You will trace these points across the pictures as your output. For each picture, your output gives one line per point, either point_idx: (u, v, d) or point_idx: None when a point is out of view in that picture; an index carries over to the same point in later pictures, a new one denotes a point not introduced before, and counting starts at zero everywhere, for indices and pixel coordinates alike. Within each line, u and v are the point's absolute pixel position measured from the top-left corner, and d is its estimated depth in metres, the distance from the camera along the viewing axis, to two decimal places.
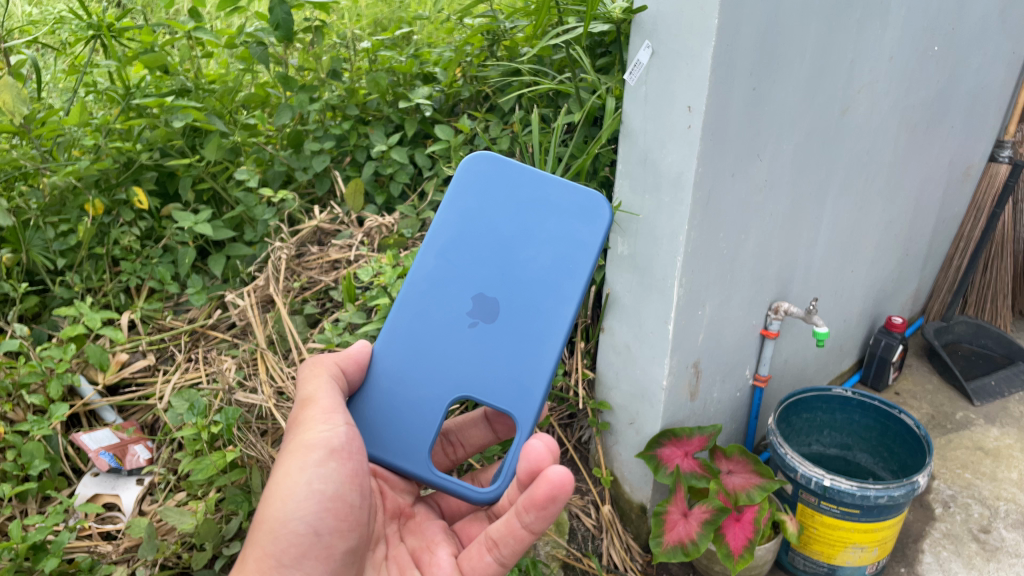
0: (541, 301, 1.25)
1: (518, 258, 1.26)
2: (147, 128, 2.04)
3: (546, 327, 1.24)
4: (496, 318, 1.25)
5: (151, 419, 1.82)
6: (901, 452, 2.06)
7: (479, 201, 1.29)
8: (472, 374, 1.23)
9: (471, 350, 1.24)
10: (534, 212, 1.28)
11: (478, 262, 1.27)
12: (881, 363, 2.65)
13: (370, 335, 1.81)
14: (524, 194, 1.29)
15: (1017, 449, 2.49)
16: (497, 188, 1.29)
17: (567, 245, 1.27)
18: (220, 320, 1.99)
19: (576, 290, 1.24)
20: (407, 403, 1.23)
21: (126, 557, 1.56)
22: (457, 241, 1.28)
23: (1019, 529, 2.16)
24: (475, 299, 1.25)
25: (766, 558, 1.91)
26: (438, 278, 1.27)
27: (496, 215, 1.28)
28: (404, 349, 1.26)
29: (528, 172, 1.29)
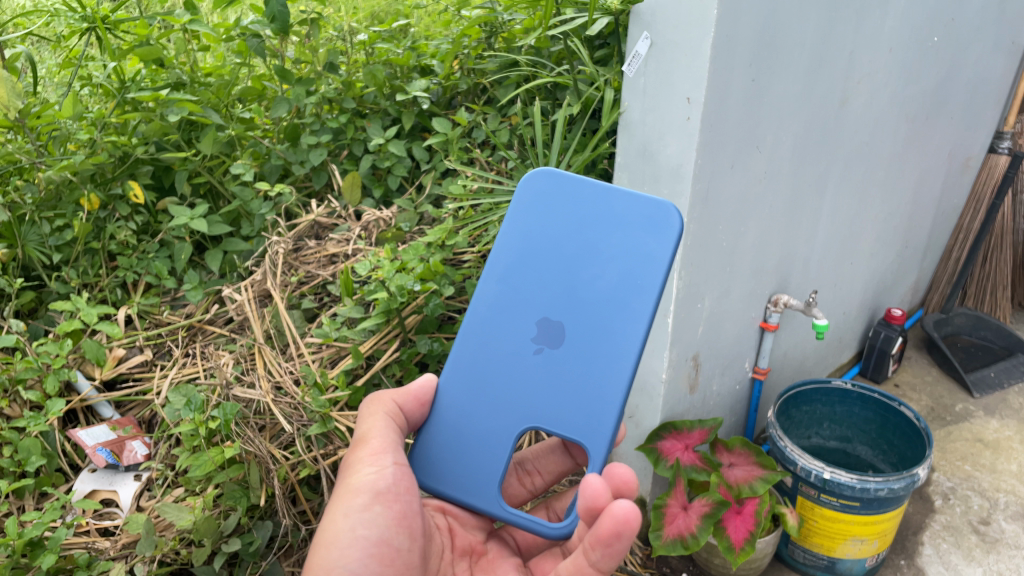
0: (610, 321, 1.16)
1: (582, 276, 1.18)
2: (143, 121, 2.03)
3: (617, 350, 1.15)
4: (563, 343, 1.17)
5: (149, 414, 1.80)
6: (901, 445, 2.06)
7: (539, 218, 1.22)
8: (540, 404, 1.16)
9: (538, 377, 1.17)
10: (598, 226, 1.19)
11: (541, 283, 1.20)
12: (881, 356, 2.64)
13: (368, 330, 1.80)
14: (586, 207, 1.20)
15: (1017, 441, 2.48)
16: (558, 202, 1.21)
17: (635, 260, 1.16)
18: (217, 315, 1.96)
19: (648, 307, 1.14)
20: (472, 435, 1.18)
21: (124, 553, 1.55)
22: (519, 264, 1.21)
23: (1019, 521, 2.16)
24: (540, 323, 1.18)
25: (767, 551, 1.91)
26: (502, 303, 1.21)
27: (558, 233, 1.20)
28: (469, 379, 1.20)
29: (588, 183, 1.20)
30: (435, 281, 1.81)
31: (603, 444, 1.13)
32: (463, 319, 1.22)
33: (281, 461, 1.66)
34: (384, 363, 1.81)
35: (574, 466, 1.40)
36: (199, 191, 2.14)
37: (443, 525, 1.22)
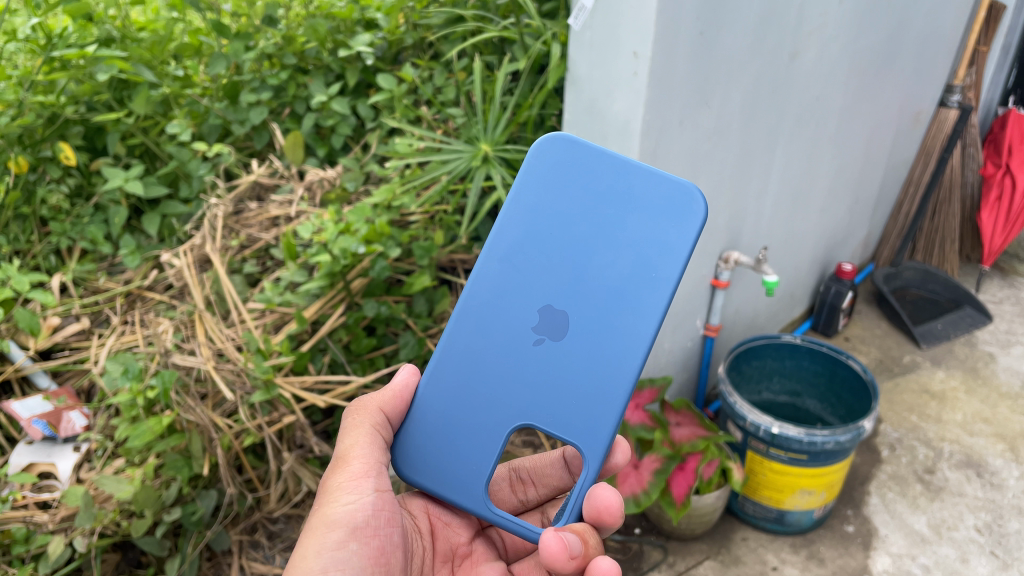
0: (616, 317, 1.02)
1: (593, 262, 1.04)
2: (72, 80, 1.92)
3: (611, 363, 1.01)
4: (568, 335, 1.04)
5: (87, 384, 1.75)
6: (848, 398, 2.08)
7: (538, 191, 1.07)
8: (541, 399, 1.03)
9: (541, 371, 1.03)
10: (615, 204, 1.05)
11: (546, 265, 1.06)
12: (831, 310, 2.67)
13: (313, 293, 1.76)
14: (580, 167, 1.07)
15: (962, 391, 2.53)
16: (539, 166, 1.08)
17: (649, 248, 1.03)
18: (157, 281, 1.92)
19: (662, 304, 1.00)
20: (445, 437, 1.05)
21: (64, 526, 1.50)
22: (524, 244, 1.07)
23: (962, 469, 2.21)
24: (542, 311, 1.05)
25: (716, 505, 1.92)
26: (503, 285, 1.06)
27: (565, 209, 1.06)
28: (461, 371, 1.06)
29: (607, 158, 1.06)
30: (381, 243, 1.76)
31: (598, 457, 0.99)
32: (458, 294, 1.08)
33: (224, 430, 1.62)
34: (329, 328, 1.77)
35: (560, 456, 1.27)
36: (134, 152, 2.06)
37: (425, 527, 1.11)
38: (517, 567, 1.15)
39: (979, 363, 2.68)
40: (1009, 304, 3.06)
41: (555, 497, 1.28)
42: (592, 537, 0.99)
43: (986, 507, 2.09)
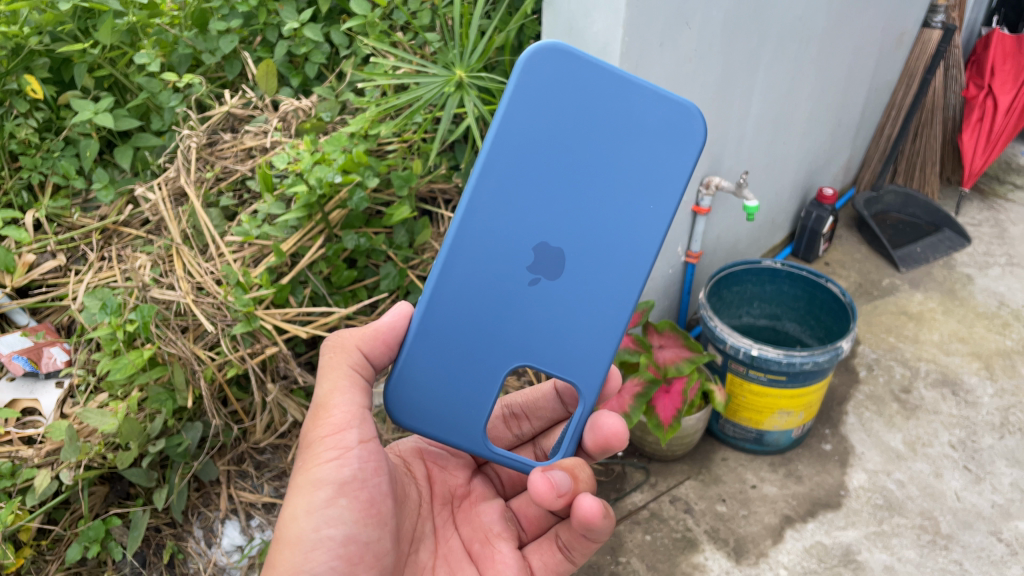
0: (612, 249, 1.04)
1: (588, 193, 1.03)
2: (34, 9, 1.85)
3: (608, 294, 1.05)
4: (564, 271, 1.04)
5: (67, 321, 1.75)
6: (827, 320, 2.11)
7: (532, 112, 1.00)
8: (540, 332, 1.04)
9: (540, 308, 1.04)
10: (609, 128, 1.02)
11: (543, 198, 1.02)
12: (812, 235, 2.68)
13: (291, 226, 1.74)
14: (573, 86, 1.00)
15: (940, 312, 2.57)
16: (530, 83, 1.00)
17: (648, 178, 1.03)
18: (132, 216, 1.89)
19: (658, 236, 1.04)
20: (446, 384, 1.04)
21: (50, 460, 1.51)
22: (518, 174, 1.01)
23: (937, 388, 2.26)
24: (538, 248, 1.03)
25: (696, 427, 1.96)
26: (498, 220, 1.02)
27: (560, 134, 1.01)
28: (461, 310, 1.03)
29: (605, 74, 1.00)
30: (358, 173, 1.73)
31: (593, 390, 1.06)
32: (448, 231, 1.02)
33: (207, 362, 1.61)
34: (309, 260, 1.75)
35: (553, 389, 1.30)
36: (103, 84, 2.00)
37: (422, 474, 1.15)
38: (514, 501, 1.19)
39: (957, 285, 2.71)
40: (988, 226, 3.08)
41: (549, 429, 1.31)
42: (582, 473, 1.02)
43: (959, 424, 2.14)
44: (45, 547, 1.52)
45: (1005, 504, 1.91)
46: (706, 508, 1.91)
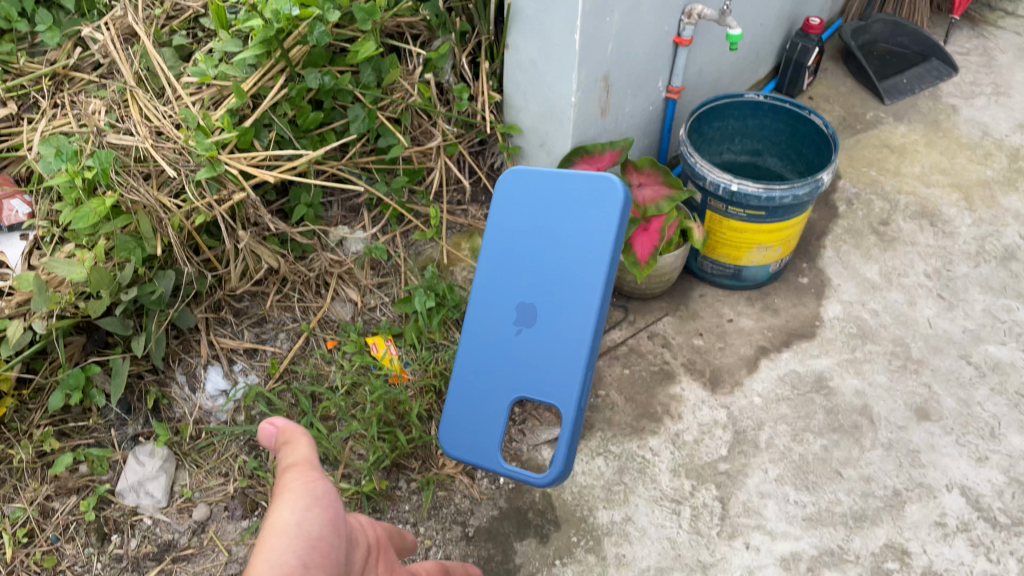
0: (567, 292, 1.37)
1: (547, 254, 1.41)
2: None
3: (574, 333, 1.36)
4: (536, 320, 1.39)
5: (26, 171, 1.68)
6: (809, 154, 2.08)
7: (506, 216, 1.45)
8: (530, 372, 1.39)
9: (525, 352, 1.40)
10: (556, 213, 1.41)
11: (516, 270, 1.43)
12: (797, 69, 2.59)
13: (251, 65, 1.65)
14: (537, 189, 1.43)
15: (922, 145, 2.53)
16: (503, 194, 1.46)
17: (588, 246, 1.37)
18: (82, 60, 1.78)
19: (601, 277, 1.35)
20: (470, 402, 1.44)
21: (22, 311, 1.50)
22: (499, 268, 1.45)
23: (916, 220, 2.25)
24: (518, 308, 1.42)
25: (675, 265, 1.96)
26: (486, 290, 1.46)
27: (519, 230, 1.44)
28: (476, 357, 1.45)
29: (540, 176, 1.43)
30: (317, 6, 1.62)
31: (570, 403, 1.33)
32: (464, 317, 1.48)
33: (173, 210, 1.58)
34: (272, 102, 1.67)
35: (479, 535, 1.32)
36: None
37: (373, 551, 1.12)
38: None
39: (942, 117, 2.65)
40: (976, 55, 2.98)
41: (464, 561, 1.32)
42: None
43: (936, 254, 2.15)
44: (27, 396, 1.56)
45: (976, 329, 1.95)
46: (684, 343, 1.96)
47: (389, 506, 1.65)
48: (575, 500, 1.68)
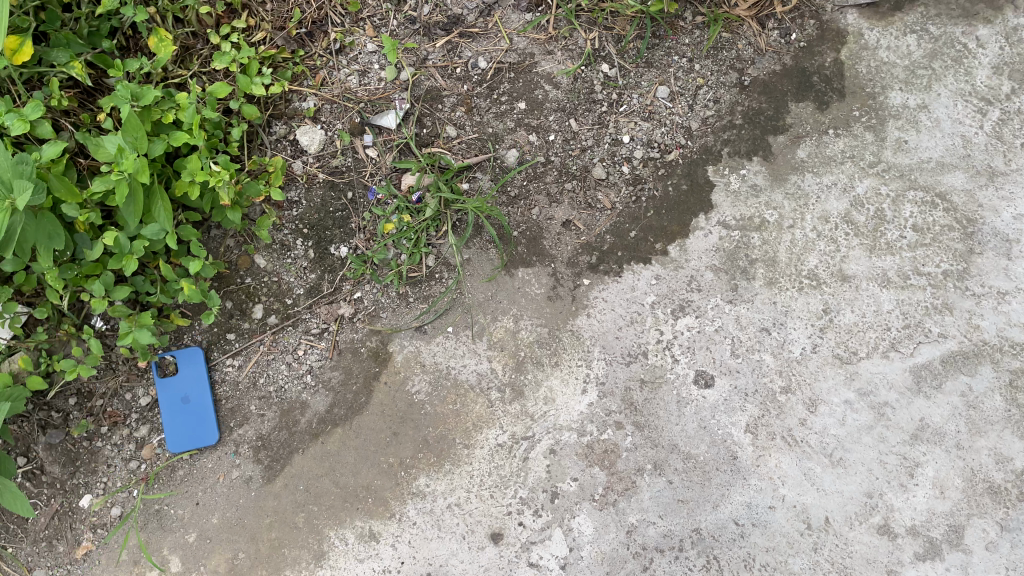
0: (196, 412, 1.44)
1: (196, 408, 1.44)
2: None
3: (195, 398, 1.44)
4: (192, 398, 1.44)
5: None
6: None
7: (192, 410, 1.44)
8: (193, 396, 1.44)
9: (196, 393, 1.45)
10: (198, 420, 1.44)
11: (195, 412, 1.44)
12: None
13: None
14: (197, 421, 1.44)
15: None
16: (196, 417, 1.44)
17: (197, 409, 1.44)
18: None
19: (196, 408, 1.44)
20: (189, 402, 1.44)
21: None
22: (189, 402, 1.44)
23: None
24: (198, 420, 1.44)
25: None
26: (194, 408, 1.44)
27: (199, 407, 1.44)
28: (193, 402, 1.44)
29: (201, 426, 1.44)
30: None
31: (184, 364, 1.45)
32: (197, 410, 1.44)
33: None
34: None
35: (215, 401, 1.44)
36: None
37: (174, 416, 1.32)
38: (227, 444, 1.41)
39: None
40: None
41: (349, 415, 1.46)
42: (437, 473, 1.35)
43: None
44: None
45: None
46: None
47: (669, 36, 1.56)
48: (870, 75, 1.54)
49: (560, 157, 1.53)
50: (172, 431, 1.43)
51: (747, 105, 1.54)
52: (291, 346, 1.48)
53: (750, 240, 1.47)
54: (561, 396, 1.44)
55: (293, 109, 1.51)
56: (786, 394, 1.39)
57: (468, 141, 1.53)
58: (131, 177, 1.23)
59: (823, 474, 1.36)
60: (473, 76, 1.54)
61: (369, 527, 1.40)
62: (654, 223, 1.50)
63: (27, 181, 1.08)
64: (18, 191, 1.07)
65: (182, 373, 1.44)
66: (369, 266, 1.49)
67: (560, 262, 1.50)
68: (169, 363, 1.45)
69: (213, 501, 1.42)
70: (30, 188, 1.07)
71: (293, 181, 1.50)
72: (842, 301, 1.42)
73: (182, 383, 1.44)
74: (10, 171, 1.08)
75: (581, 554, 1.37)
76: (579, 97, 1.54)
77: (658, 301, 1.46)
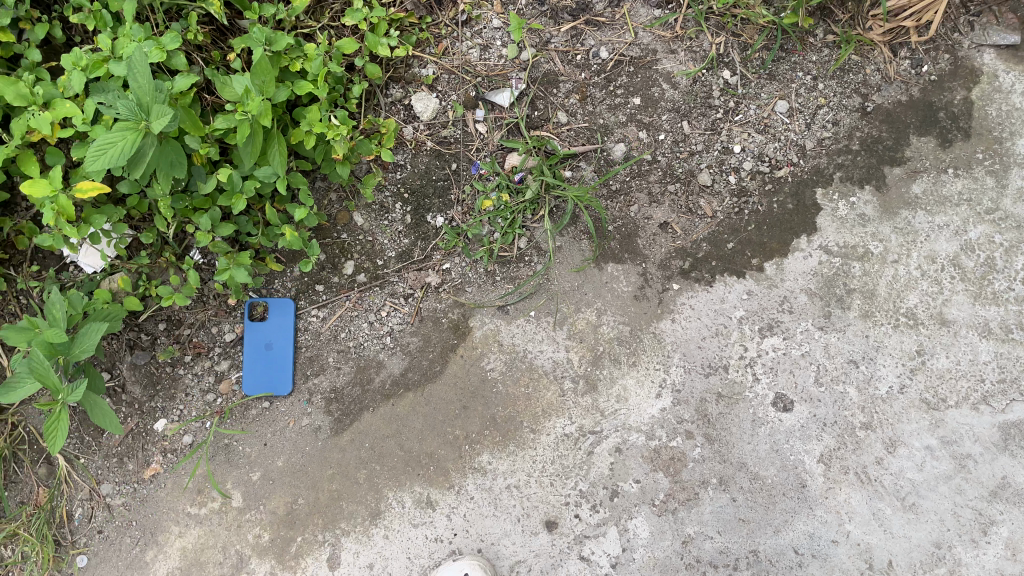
0: (277, 359, 1.47)
1: (277, 355, 1.47)
2: None
3: (278, 345, 1.47)
4: (275, 345, 1.48)
5: None
6: None
7: (272, 357, 1.47)
8: (277, 343, 1.48)
9: (279, 341, 1.48)
10: (276, 368, 1.47)
11: (275, 359, 1.47)
12: None
13: None
14: (275, 368, 1.47)
15: None
16: (274, 364, 1.47)
17: (277, 356, 1.47)
18: None
19: (277, 356, 1.47)
20: (271, 348, 1.47)
21: None
22: (271, 348, 1.47)
23: None
24: (277, 368, 1.47)
25: None
26: (275, 355, 1.47)
27: (279, 355, 1.47)
28: (275, 349, 1.47)
29: (279, 374, 1.47)
30: None
31: (274, 310, 1.49)
32: (277, 357, 1.47)
33: None
34: None
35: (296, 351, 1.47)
36: None
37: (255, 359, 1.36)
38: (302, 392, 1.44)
39: None
40: None
41: (420, 382, 1.48)
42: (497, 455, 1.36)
43: None
44: None
45: None
46: None
47: (796, 51, 1.50)
48: (1000, 119, 1.46)
49: (667, 157, 1.50)
50: (250, 373, 1.46)
51: (867, 131, 1.48)
52: (376, 306, 1.50)
53: (850, 269, 1.44)
54: (634, 397, 1.43)
55: (412, 74, 1.52)
56: (866, 430, 1.38)
57: (577, 129, 1.52)
58: (253, 119, 1.24)
59: (890, 515, 1.36)
60: (592, 65, 1.52)
61: (427, 495, 1.43)
62: (754, 238, 1.47)
63: (165, 107, 1.13)
64: (154, 116, 1.12)
65: (271, 320, 1.48)
66: (461, 239, 1.50)
67: (651, 263, 1.49)
68: (261, 307, 1.49)
69: (280, 445, 1.46)
70: (168, 114, 1.12)
71: (402, 145, 1.51)
72: (937, 344, 1.40)
73: (269, 329, 1.48)
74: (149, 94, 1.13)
75: (633, 556, 1.39)
76: (695, 100, 1.50)
77: (746, 317, 1.44)
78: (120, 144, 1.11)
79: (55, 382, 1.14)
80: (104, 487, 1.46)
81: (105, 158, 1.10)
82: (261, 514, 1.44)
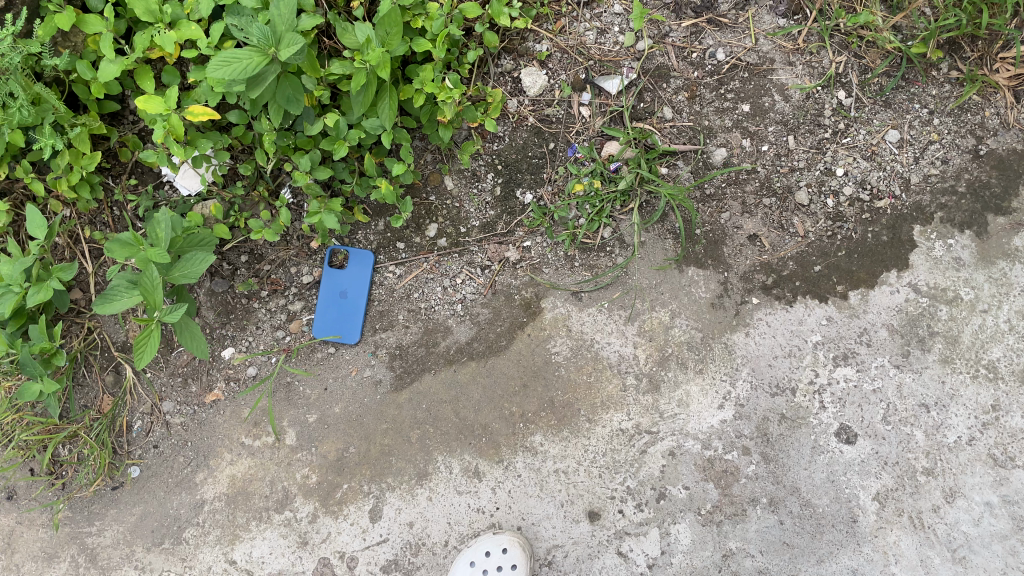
0: (349, 307, 1.49)
1: (350, 304, 1.50)
2: None
3: (352, 294, 1.50)
4: (349, 294, 1.50)
5: None
6: None
7: (345, 304, 1.49)
8: (351, 292, 1.50)
9: (354, 290, 1.50)
10: (347, 316, 1.49)
11: (347, 307, 1.49)
12: None
13: None
14: (347, 316, 1.49)
15: None
16: (346, 311, 1.49)
17: (350, 305, 1.50)
18: None
19: (350, 304, 1.50)
20: (346, 297, 1.50)
21: None
22: (345, 296, 1.50)
23: None
24: (348, 316, 1.49)
25: None
26: (348, 303, 1.50)
27: (352, 305, 1.50)
28: (349, 298, 1.50)
29: (348, 322, 1.49)
30: None
31: (353, 260, 1.50)
32: (349, 306, 1.50)
33: None
34: None
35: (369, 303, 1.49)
36: None
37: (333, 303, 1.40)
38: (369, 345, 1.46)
39: None
40: None
41: (484, 353, 1.48)
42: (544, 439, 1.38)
43: None
44: None
45: None
46: None
47: (918, 82, 1.46)
48: None
49: (767, 169, 1.48)
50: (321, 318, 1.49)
51: (976, 174, 1.44)
52: (452, 272, 1.51)
53: (937, 311, 1.41)
54: (695, 404, 1.43)
55: (526, 47, 1.51)
56: (927, 476, 1.37)
57: (680, 127, 1.50)
58: (371, 70, 1.24)
59: (938, 566, 1.35)
60: (706, 65, 1.50)
61: (475, 465, 1.44)
62: (842, 264, 1.44)
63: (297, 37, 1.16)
64: (285, 44, 1.15)
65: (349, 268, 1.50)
66: (547, 219, 1.49)
67: (734, 273, 1.47)
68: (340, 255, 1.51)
69: (340, 392, 1.48)
70: (297, 44, 1.15)
71: (504, 117, 1.51)
72: (1015, 401, 1.37)
73: (346, 277, 1.50)
74: (284, 24, 1.16)
75: (671, 560, 1.39)
76: (805, 116, 1.47)
77: (822, 342, 1.43)
78: (245, 62, 1.13)
79: (155, 301, 1.19)
80: (165, 404, 1.49)
81: (233, 74, 1.12)
82: (311, 456, 1.46)
